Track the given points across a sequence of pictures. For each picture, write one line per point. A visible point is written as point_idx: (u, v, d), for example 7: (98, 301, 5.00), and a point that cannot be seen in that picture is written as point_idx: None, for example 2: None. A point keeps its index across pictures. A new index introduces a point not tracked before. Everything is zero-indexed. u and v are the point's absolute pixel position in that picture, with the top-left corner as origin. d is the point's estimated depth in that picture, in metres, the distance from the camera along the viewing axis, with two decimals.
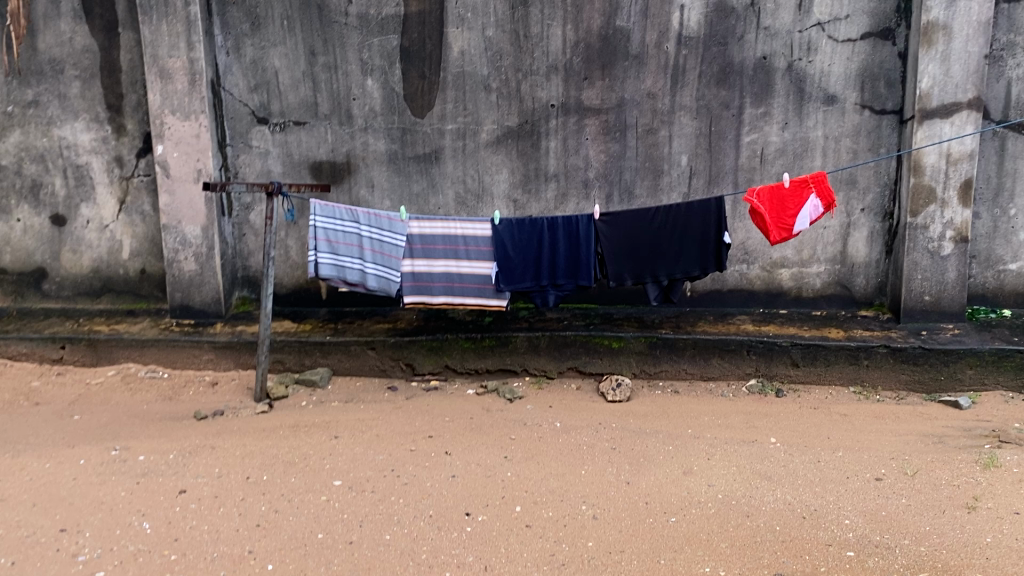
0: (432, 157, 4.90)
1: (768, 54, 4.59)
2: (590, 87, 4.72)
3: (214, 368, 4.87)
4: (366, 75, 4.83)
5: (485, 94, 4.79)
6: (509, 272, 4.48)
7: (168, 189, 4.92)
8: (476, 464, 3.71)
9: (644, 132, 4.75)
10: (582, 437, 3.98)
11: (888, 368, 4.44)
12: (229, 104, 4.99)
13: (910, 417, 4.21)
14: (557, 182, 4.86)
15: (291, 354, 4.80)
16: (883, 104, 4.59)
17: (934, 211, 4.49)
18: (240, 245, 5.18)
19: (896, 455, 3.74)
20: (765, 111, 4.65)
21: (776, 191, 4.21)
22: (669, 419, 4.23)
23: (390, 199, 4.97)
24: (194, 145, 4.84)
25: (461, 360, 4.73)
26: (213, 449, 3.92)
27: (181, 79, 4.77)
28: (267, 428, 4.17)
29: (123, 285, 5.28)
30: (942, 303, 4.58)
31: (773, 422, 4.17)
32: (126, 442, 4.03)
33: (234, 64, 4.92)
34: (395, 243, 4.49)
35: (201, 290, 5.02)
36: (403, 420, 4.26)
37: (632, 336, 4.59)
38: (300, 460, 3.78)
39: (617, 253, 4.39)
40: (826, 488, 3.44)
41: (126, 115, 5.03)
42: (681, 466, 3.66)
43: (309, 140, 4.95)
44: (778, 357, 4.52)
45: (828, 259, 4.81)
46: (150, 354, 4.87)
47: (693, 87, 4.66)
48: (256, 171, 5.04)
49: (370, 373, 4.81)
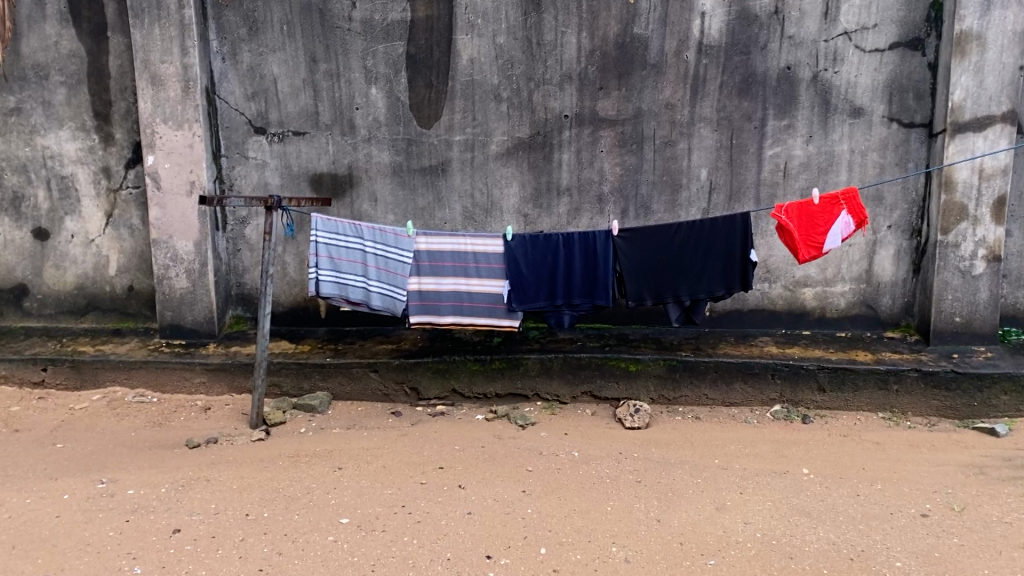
0: (439, 169, 4.66)
1: (793, 64, 4.39)
2: (606, 97, 4.50)
3: (207, 392, 4.60)
4: (370, 83, 4.60)
5: (495, 104, 4.56)
6: (522, 291, 4.22)
7: (159, 203, 4.65)
8: (493, 499, 3.46)
9: (662, 144, 4.53)
10: (603, 469, 3.74)
11: (918, 394, 4.24)
12: (224, 113, 4.73)
13: (946, 446, 4.00)
14: (570, 197, 4.63)
15: (289, 377, 4.53)
16: (912, 117, 4.39)
17: (966, 229, 4.30)
18: (234, 261, 4.92)
19: (938, 489, 3.53)
20: (789, 123, 4.45)
21: (805, 208, 4.02)
22: (693, 448, 4.00)
23: (394, 213, 4.73)
24: (187, 156, 4.58)
25: (469, 384, 4.49)
26: (208, 482, 3.65)
27: (174, 86, 4.51)
28: (265, 458, 3.90)
29: (110, 302, 5.00)
30: (973, 325, 4.38)
31: (803, 451, 3.95)
32: (113, 474, 3.75)
33: (230, 71, 4.68)
34: (401, 260, 4.23)
35: (192, 309, 4.76)
36: (411, 449, 4.00)
37: (650, 359, 4.37)
38: (303, 495, 3.51)
39: (637, 273, 4.15)
40: (871, 525, 3.21)
41: (114, 124, 4.76)
42: (714, 502, 3.43)
43: (310, 151, 4.71)
44: (804, 381, 4.32)
45: (853, 278, 4.61)
46: (139, 376, 4.59)
47: (713, 98, 4.46)
48: (252, 184, 4.79)
49: (372, 397, 4.55)
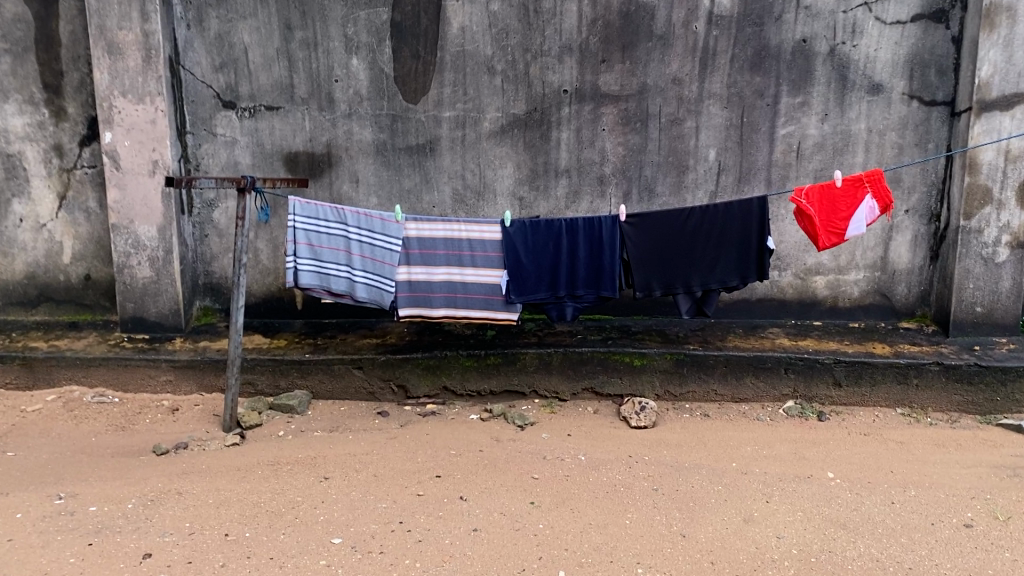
0: (427, 148, 4.30)
1: (809, 37, 4.09)
2: (608, 71, 4.17)
3: (174, 392, 4.21)
4: (351, 53, 4.21)
5: (488, 78, 4.20)
6: (521, 281, 3.89)
7: (118, 183, 4.22)
8: (499, 513, 3.14)
9: (668, 122, 4.22)
10: (615, 476, 3.45)
11: (939, 388, 4.00)
12: (189, 85, 4.31)
13: (973, 444, 3.76)
14: (569, 178, 4.31)
15: (264, 374, 4.17)
16: (933, 94, 4.13)
17: (990, 214, 4.05)
18: (202, 248, 4.53)
19: (976, 495, 3.29)
20: (804, 100, 4.16)
21: (827, 191, 3.74)
22: (708, 450, 3.72)
23: (377, 195, 4.36)
24: (149, 133, 4.16)
25: (461, 381, 4.16)
26: (180, 496, 3.28)
27: (134, 55, 4.08)
28: (242, 467, 3.53)
29: (64, 293, 4.58)
30: (994, 315, 4.15)
31: (825, 453, 3.70)
32: (72, 488, 3.36)
33: (196, 39, 4.26)
34: (388, 247, 3.87)
35: (156, 300, 4.35)
36: (403, 455, 3.66)
37: (656, 353, 4.08)
38: (288, 511, 3.16)
39: (645, 261, 3.84)
40: (913, 538, 2.96)
41: (67, 97, 4.32)
42: (740, 512, 3.15)
43: (284, 127, 4.32)
44: (819, 375, 4.06)
45: (867, 265, 4.37)
46: (98, 375, 4.19)
47: (724, 73, 4.15)
48: (221, 163, 4.39)
49: (356, 396, 4.20)
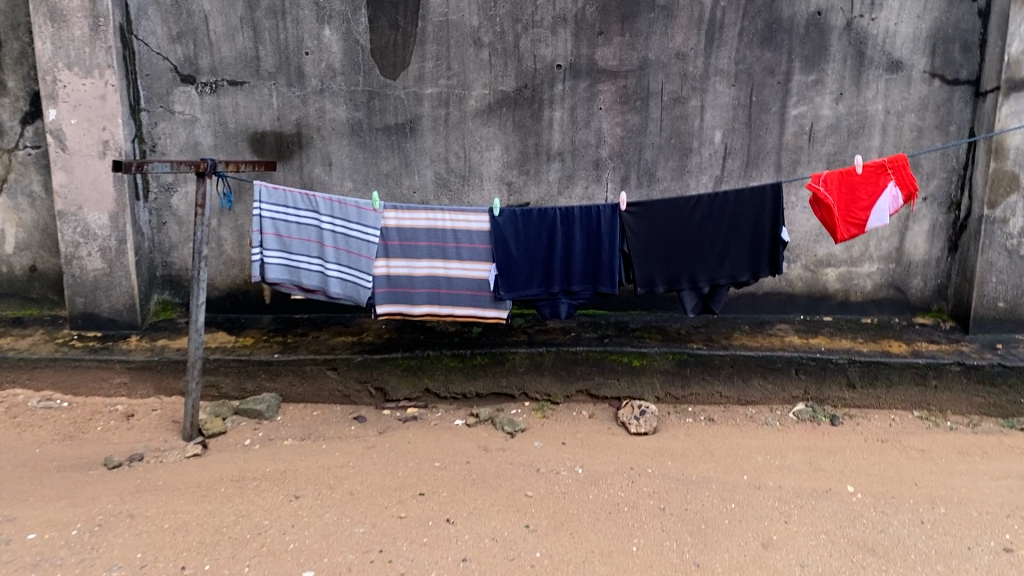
0: (407, 128, 3.93)
1: (824, 9, 3.75)
2: (606, 44, 3.81)
3: (129, 396, 3.83)
4: (323, 23, 3.82)
5: (474, 51, 3.83)
6: (510, 276, 3.54)
7: (64, 166, 3.81)
8: (491, 539, 2.82)
9: (671, 101, 3.87)
10: (616, 493, 3.13)
11: (960, 390, 3.71)
12: (143, 57, 3.91)
13: (1000, 452, 3.47)
14: (562, 162, 3.96)
15: (228, 377, 3.81)
16: (957, 72, 3.81)
17: (1015, 202, 3.75)
18: (160, 237, 4.14)
19: (1012, 512, 3.00)
20: (817, 78, 3.83)
21: (847, 177, 3.41)
22: (716, 461, 3.41)
23: (352, 180, 3.99)
24: (99, 110, 3.75)
25: (445, 383, 3.82)
26: (131, 520, 2.91)
27: (80, 23, 3.66)
28: (203, 484, 3.17)
29: (7, 286, 4.17)
30: (1018, 311, 3.86)
31: (842, 463, 3.40)
32: (9, 511, 2.98)
33: (150, 5, 3.85)
34: (366, 239, 3.52)
35: (109, 295, 3.96)
36: (382, 468, 3.32)
37: (657, 353, 3.76)
38: (253, 538, 2.81)
39: (649, 254, 3.51)
40: (951, 566, 2.67)
41: (6, 69, 3.90)
42: (758, 536, 2.85)
43: (249, 104, 3.93)
44: (832, 376, 3.76)
45: (881, 257, 4.08)
46: (44, 377, 3.80)
47: (731, 48, 3.80)
48: (179, 144, 3.99)
49: (330, 399, 3.85)
